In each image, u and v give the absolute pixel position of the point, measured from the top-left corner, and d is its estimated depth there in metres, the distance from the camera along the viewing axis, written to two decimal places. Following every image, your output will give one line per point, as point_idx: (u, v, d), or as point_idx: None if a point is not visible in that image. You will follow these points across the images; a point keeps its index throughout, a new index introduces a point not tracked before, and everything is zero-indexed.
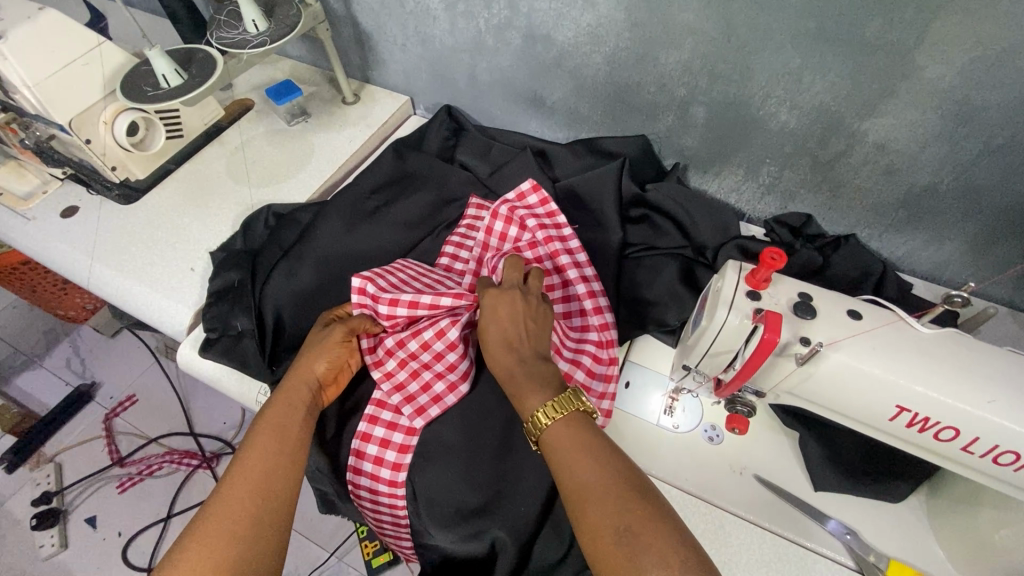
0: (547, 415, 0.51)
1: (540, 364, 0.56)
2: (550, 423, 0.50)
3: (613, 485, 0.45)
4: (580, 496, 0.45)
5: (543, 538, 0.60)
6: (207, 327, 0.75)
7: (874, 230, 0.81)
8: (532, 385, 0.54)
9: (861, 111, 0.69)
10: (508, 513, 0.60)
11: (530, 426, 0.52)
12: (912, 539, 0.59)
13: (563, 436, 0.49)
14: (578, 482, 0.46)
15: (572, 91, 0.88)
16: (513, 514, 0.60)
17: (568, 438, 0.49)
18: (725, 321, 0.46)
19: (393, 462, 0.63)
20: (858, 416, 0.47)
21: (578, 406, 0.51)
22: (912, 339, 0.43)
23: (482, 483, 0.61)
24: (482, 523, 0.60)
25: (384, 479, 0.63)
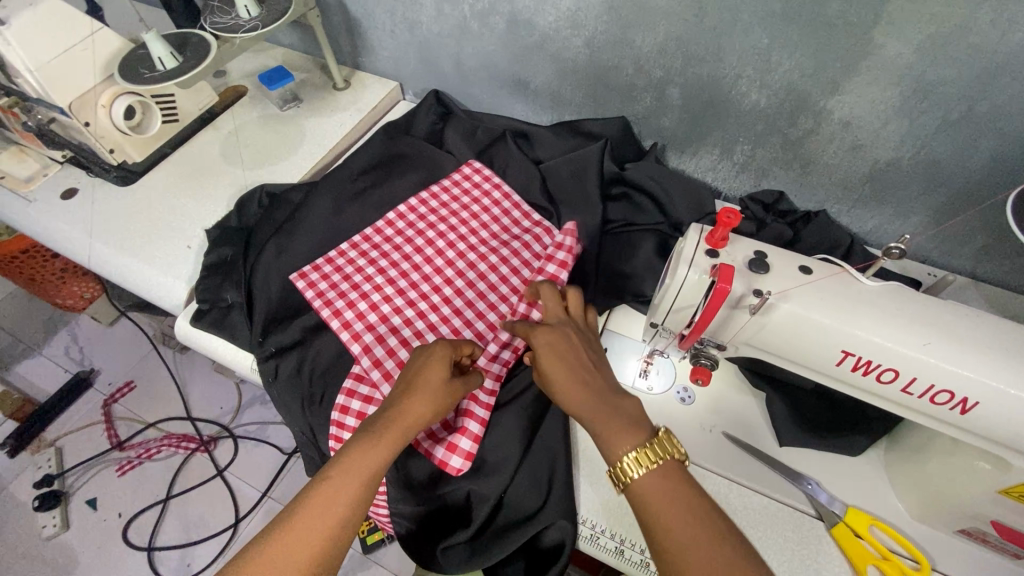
0: (643, 460, 0.48)
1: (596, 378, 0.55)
2: (646, 470, 0.48)
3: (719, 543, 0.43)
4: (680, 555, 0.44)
5: (519, 489, 0.63)
6: (200, 299, 0.78)
7: (843, 206, 0.85)
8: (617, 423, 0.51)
9: (826, 89, 0.73)
10: (484, 466, 0.64)
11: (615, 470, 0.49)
12: (869, 488, 0.63)
13: (647, 478, 0.48)
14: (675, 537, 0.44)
15: (554, 74, 0.91)
16: (490, 467, 0.64)
17: (652, 483, 0.47)
18: (685, 276, 0.49)
19: None
20: (808, 364, 0.50)
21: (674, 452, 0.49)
22: (856, 289, 0.47)
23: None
24: (463, 475, 0.64)
25: None
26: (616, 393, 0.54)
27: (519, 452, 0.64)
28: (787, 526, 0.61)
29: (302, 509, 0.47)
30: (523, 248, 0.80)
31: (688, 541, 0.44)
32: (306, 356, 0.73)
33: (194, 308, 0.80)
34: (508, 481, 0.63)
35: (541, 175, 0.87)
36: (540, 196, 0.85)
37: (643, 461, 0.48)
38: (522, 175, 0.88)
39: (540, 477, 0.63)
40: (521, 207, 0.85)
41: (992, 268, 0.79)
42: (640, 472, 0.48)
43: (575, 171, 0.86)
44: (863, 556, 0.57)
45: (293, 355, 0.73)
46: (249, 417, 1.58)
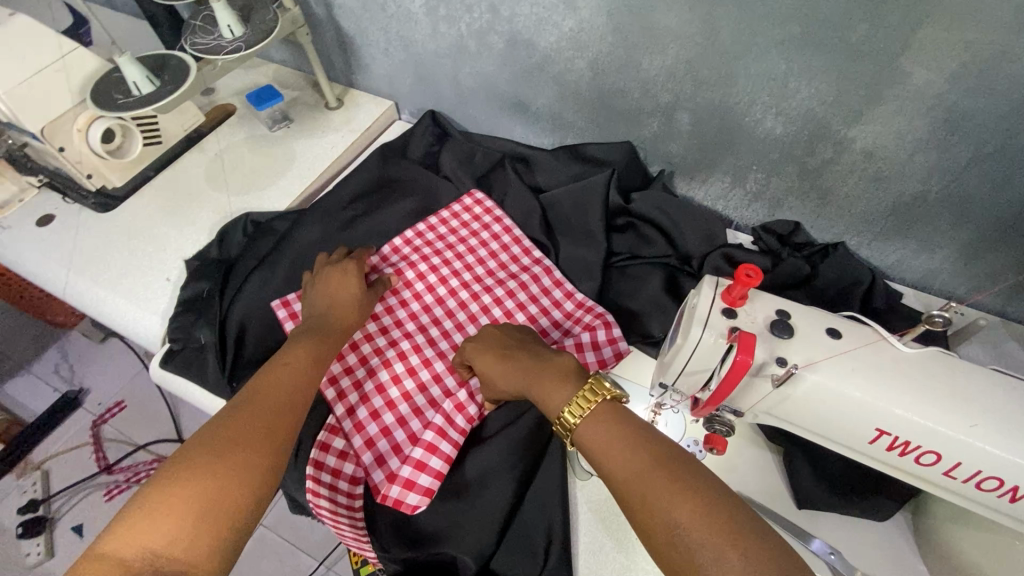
0: (577, 411, 0.48)
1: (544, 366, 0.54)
2: (581, 419, 0.47)
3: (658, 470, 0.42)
4: (632, 489, 0.42)
5: (507, 559, 0.59)
6: (171, 337, 0.73)
7: (864, 238, 0.79)
8: (551, 386, 0.51)
9: (848, 118, 0.67)
10: (469, 537, 0.59)
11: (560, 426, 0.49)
12: (897, 558, 0.58)
13: (596, 434, 0.46)
14: (621, 474, 0.43)
15: (556, 96, 0.86)
16: (477, 538, 0.58)
17: (619, 450, 0.44)
18: (699, 339, 0.44)
19: None
20: (837, 439, 0.45)
21: (605, 395, 0.48)
22: (892, 359, 0.42)
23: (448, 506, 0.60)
24: (448, 545, 0.59)
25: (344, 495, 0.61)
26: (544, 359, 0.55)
27: (504, 520, 0.59)
28: None
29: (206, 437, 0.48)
30: (521, 292, 0.75)
31: (634, 477, 0.43)
32: None
33: (167, 347, 0.75)
34: (494, 550, 0.59)
35: (541, 206, 0.83)
36: (538, 228, 0.81)
37: (583, 407, 0.48)
38: (520, 205, 0.83)
39: (530, 546, 0.59)
40: (524, 245, 0.80)
41: None
42: (581, 419, 0.48)
43: (577, 201, 0.81)
44: None
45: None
46: None
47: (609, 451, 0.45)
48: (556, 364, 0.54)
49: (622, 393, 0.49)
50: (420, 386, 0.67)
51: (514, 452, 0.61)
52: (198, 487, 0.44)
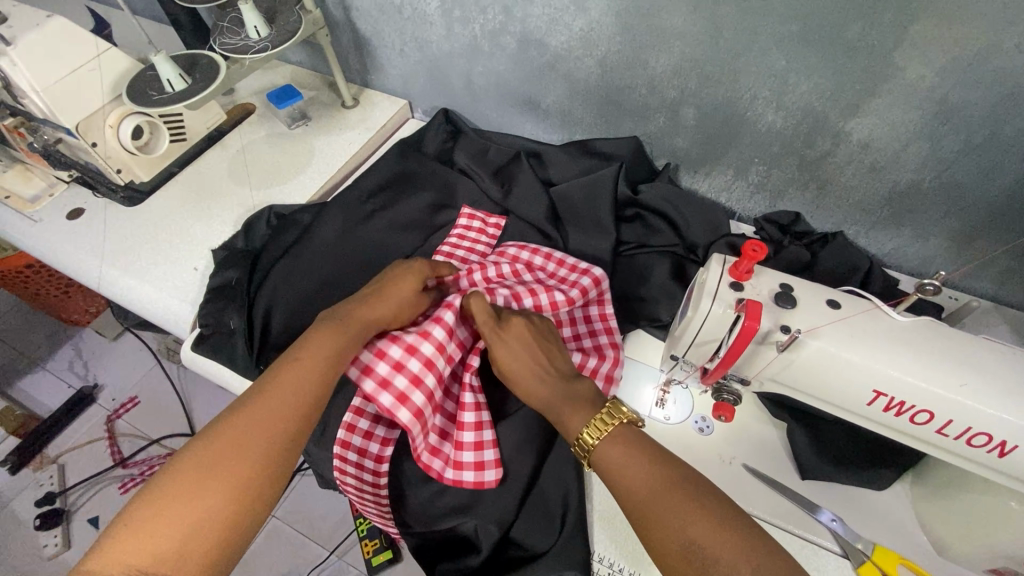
0: (593, 435, 0.51)
1: (574, 384, 0.57)
2: (597, 441, 0.51)
3: (673, 489, 0.46)
4: (642, 507, 0.46)
5: (526, 527, 0.62)
6: (202, 323, 0.77)
7: (862, 227, 0.83)
8: (570, 407, 0.55)
9: (845, 111, 0.71)
10: (490, 506, 0.62)
11: (577, 447, 0.53)
12: (897, 524, 0.61)
13: (612, 455, 0.50)
14: (633, 497, 0.47)
15: (566, 93, 0.90)
16: (498, 505, 0.62)
17: (632, 473, 0.48)
18: (708, 310, 0.48)
19: (377, 454, 0.65)
20: (838, 402, 0.48)
21: (621, 418, 0.52)
22: (887, 325, 0.45)
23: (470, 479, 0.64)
24: (470, 514, 0.62)
25: (369, 468, 0.65)
26: (572, 381, 0.57)
27: (523, 489, 0.63)
28: (811, 564, 0.59)
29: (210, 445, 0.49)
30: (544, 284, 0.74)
31: (650, 497, 0.46)
32: None
33: (197, 332, 0.79)
34: (514, 518, 0.62)
35: (551, 199, 0.86)
36: (548, 221, 0.83)
37: (600, 428, 0.52)
38: (533, 197, 0.85)
39: (548, 515, 0.62)
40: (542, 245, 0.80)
41: (1016, 293, 0.77)
42: (598, 441, 0.51)
43: (588, 192, 0.85)
44: None
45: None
46: None
47: (623, 473, 0.49)
48: (578, 390, 0.56)
49: (639, 418, 0.53)
50: (439, 350, 0.62)
51: (531, 426, 0.65)
52: (197, 508, 0.46)
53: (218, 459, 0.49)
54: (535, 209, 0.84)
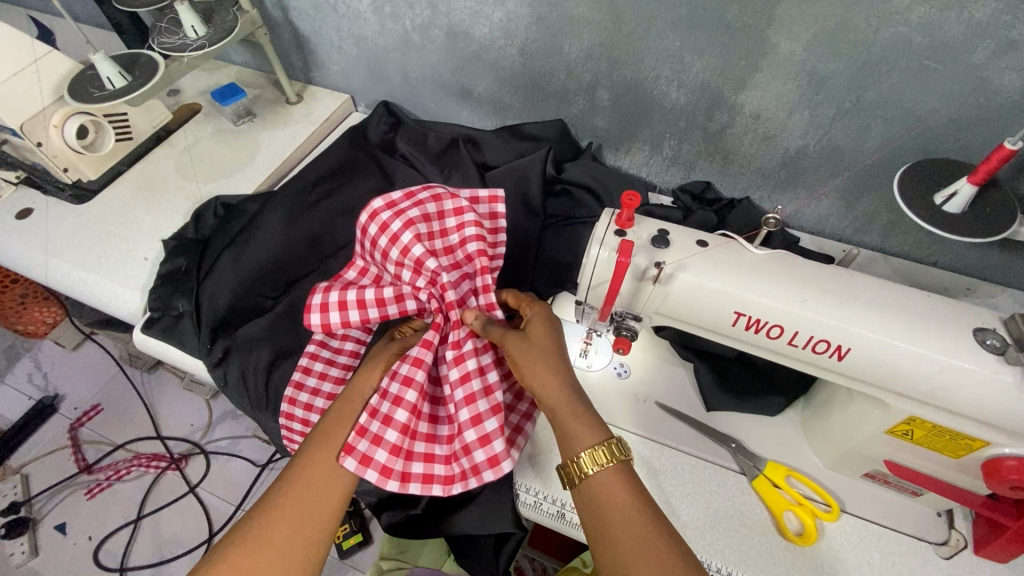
0: (595, 461, 0.52)
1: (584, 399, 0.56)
2: (598, 470, 0.52)
3: (661, 544, 0.49)
4: (628, 554, 0.48)
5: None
6: (151, 307, 0.81)
7: (765, 192, 0.92)
8: (580, 423, 0.54)
9: (736, 86, 0.80)
10: None
11: (572, 466, 0.53)
12: (788, 444, 0.69)
13: (607, 486, 0.52)
14: (623, 537, 0.49)
15: (495, 82, 0.97)
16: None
17: (625, 515, 0.50)
18: (596, 255, 0.55)
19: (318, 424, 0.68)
20: (712, 327, 0.56)
21: (628, 452, 0.53)
22: (742, 256, 0.53)
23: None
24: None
25: None
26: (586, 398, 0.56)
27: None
28: (713, 481, 0.67)
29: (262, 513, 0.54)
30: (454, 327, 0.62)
31: (637, 538, 0.49)
32: (260, 359, 0.75)
33: (148, 317, 0.83)
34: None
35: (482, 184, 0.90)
36: None
37: (602, 459, 0.52)
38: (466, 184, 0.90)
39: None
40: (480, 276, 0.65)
41: (898, 243, 0.87)
42: (596, 469, 0.52)
43: (516, 175, 0.89)
44: (780, 502, 0.63)
45: (240, 358, 0.76)
46: (220, 433, 1.59)
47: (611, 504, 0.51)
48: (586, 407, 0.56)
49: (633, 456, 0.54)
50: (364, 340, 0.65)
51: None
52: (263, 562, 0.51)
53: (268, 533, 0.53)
54: None
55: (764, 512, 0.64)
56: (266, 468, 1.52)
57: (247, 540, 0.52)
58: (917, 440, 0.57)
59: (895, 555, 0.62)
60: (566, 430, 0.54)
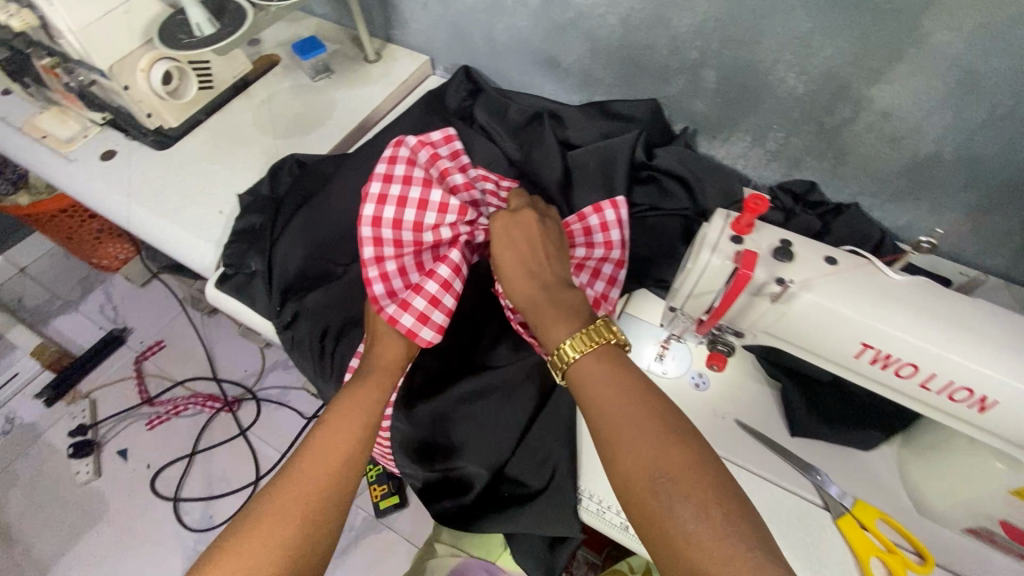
0: (577, 347, 0.54)
1: (564, 291, 0.59)
2: (581, 353, 0.53)
3: (659, 424, 0.48)
4: (608, 414, 0.50)
5: (519, 466, 0.66)
6: (225, 263, 0.81)
7: (876, 199, 0.83)
8: (557, 319, 0.56)
9: (868, 78, 0.70)
10: (483, 450, 0.66)
11: (557, 358, 0.55)
12: (880, 483, 0.63)
13: (590, 370, 0.52)
14: (601, 397, 0.51)
15: (587, 53, 0.90)
16: (494, 449, 0.66)
17: (607, 385, 0.51)
18: (706, 261, 0.49)
19: None
20: (828, 356, 0.50)
21: (610, 336, 0.55)
22: (879, 282, 0.47)
23: (465, 427, 0.67)
24: (463, 456, 0.66)
25: None
26: (563, 286, 0.59)
27: (520, 430, 0.67)
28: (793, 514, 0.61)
29: (267, 499, 0.51)
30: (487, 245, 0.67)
31: (620, 419, 0.49)
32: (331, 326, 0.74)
33: (221, 271, 0.83)
34: (509, 457, 0.66)
35: (565, 165, 0.84)
36: (557, 186, 0.82)
37: (581, 346, 0.54)
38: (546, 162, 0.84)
39: (540, 458, 0.66)
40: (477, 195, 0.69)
41: None
42: (579, 355, 0.53)
43: (602, 158, 0.84)
44: (868, 547, 0.57)
45: (307, 322, 0.75)
46: (271, 381, 1.63)
47: (605, 404, 0.50)
48: (576, 299, 0.58)
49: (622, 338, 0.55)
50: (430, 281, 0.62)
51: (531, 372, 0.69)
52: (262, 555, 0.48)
53: (268, 519, 0.49)
54: (549, 172, 0.83)
55: (846, 554, 0.59)
56: (312, 421, 1.56)
57: (249, 527, 0.49)
58: None
59: None
60: (542, 325, 0.57)
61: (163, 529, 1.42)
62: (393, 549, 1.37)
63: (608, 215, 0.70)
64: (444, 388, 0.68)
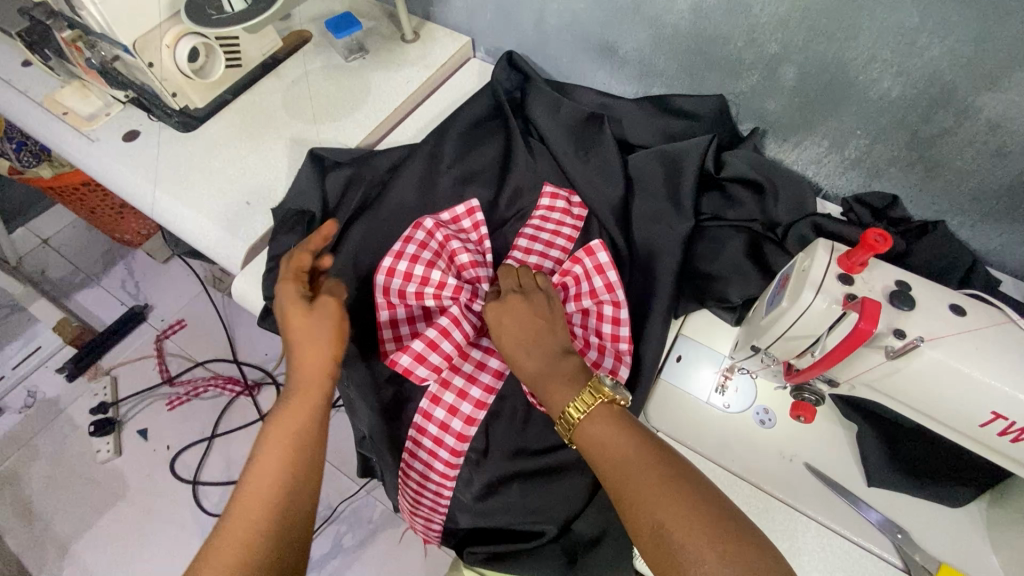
0: (578, 411, 0.53)
1: (562, 359, 0.57)
2: (582, 418, 0.52)
3: (663, 481, 0.47)
4: (616, 481, 0.49)
5: (589, 521, 0.64)
6: (268, 295, 0.75)
7: (967, 219, 0.74)
8: (557, 385, 0.56)
9: (980, 83, 0.61)
10: (554, 503, 0.64)
11: (562, 421, 0.54)
12: (966, 543, 0.57)
13: (594, 433, 0.52)
14: (606, 461, 0.50)
15: (649, 41, 0.81)
16: (563, 502, 0.64)
17: (610, 450, 0.51)
18: (810, 303, 0.43)
19: (453, 443, 0.65)
20: (943, 419, 0.44)
21: (602, 398, 0.53)
22: (1022, 343, 0.39)
23: (534, 479, 0.65)
24: (534, 510, 0.64)
25: (442, 457, 0.66)
26: (559, 354, 0.58)
27: (590, 487, 0.64)
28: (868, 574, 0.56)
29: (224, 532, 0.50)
30: None
31: (626, 481, 0.49)
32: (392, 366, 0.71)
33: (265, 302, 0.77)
34: (578, 512, 0.64)
35: (628, 186, 0.78)
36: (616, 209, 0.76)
37: (582, 408, 0.53)
38: (608, 178, 0.78)
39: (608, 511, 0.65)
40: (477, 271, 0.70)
41: None
42: (582, 417, 0.53)
43: (667, 164, 0.78)
44: None
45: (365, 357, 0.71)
46: None
47: (607, 456, 0.51)
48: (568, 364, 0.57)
49: (619, 397, 0.53)
50: (442, 335, 0.65)
51: None
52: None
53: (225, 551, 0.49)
54: (607, 190, 0.77)
55: None
56: (332, 409, 1.54)
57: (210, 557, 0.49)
58: None
59: None
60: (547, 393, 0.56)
61: (182, 511, 1.42)
62: (410, 545, 1.35)
63: (600, 258, 0.68)
64: (516, 441, 0.67)
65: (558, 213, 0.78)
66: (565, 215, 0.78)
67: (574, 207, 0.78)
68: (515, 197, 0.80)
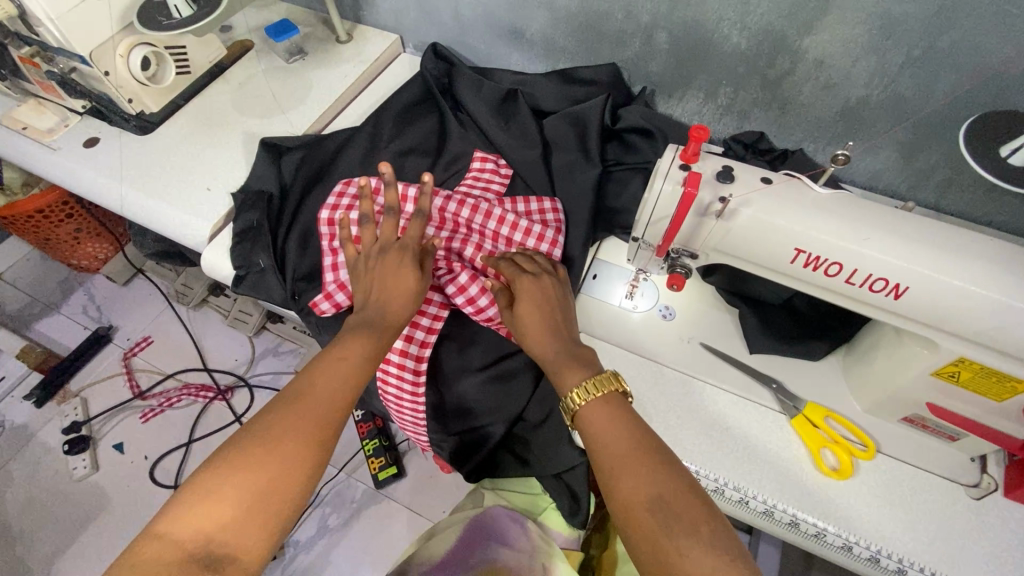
0: (583, 395, 0.57)
1: (578, 348, 0.64)
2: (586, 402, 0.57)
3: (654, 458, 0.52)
4: (616, 466, 0.52)
5: (538, 408, 0.75)
6: (235, 265, 0.84)
7: (819, 143, 0.90)
8: (569, 366, 0.61)
9: (802, 29, 0.77)
10: (503, 401, 0.75)
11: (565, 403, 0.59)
12: (829, 387, 0.71)
13: (599, 414, 0.56)
14: (610, 452, 0.53)
15: (549, 22, 0.95)
16: (511, 400, 0.75)
17: (615, 430, 0.54)
18: (660, 188, 0.59)
19: (417, 354, 0.75)
20: (769, 264, 0.60)
21: (617, 385, 0.58)
22: (805, 196, 0.56)
23: (486, 387, 0.75)
24: (488, 411, 0.75)
25: (410, 377, 0.74)
26: (578, 346, 0.64)
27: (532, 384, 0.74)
28: (753, 419, 0.70)
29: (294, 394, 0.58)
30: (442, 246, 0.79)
31: (626, 454, 0.52)
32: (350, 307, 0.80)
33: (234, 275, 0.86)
34: (525, 404, 0.75)
35: (545, 146, 0.90)
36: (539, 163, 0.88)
37: (592, 390, 0.58)
38: (525, 142, 0.90)
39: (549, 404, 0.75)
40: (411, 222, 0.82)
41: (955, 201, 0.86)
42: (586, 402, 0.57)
43: (573, 123, 0.90)
44: (818, 441, 0.67)
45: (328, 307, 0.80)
46: (263, 368, 1.67)
47: (604, 439, 0.54)
48: (579, 353, 0.63)
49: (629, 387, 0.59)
50: None
51: None
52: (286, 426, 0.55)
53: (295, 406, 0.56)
54: (527, 148, 0.89)
55: (801, 449, 0.68)
56: None
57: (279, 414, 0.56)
58: (963, 383, 0.58)
59: (923, 494, 0.64)
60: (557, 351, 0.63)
61: None
62: (393, 517, 1.42)
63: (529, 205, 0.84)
64: (463, 360, 0.77)
65: (488, 173, 0.89)
66: (493, 174, 0.89)
67: (501, 168, 0.90)
68: (450, 162, 0.92)
